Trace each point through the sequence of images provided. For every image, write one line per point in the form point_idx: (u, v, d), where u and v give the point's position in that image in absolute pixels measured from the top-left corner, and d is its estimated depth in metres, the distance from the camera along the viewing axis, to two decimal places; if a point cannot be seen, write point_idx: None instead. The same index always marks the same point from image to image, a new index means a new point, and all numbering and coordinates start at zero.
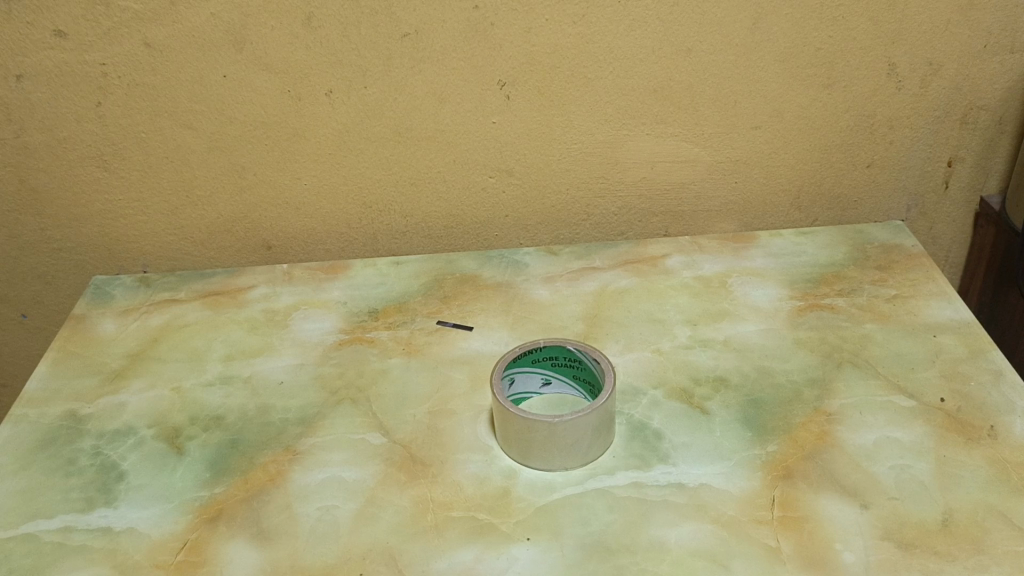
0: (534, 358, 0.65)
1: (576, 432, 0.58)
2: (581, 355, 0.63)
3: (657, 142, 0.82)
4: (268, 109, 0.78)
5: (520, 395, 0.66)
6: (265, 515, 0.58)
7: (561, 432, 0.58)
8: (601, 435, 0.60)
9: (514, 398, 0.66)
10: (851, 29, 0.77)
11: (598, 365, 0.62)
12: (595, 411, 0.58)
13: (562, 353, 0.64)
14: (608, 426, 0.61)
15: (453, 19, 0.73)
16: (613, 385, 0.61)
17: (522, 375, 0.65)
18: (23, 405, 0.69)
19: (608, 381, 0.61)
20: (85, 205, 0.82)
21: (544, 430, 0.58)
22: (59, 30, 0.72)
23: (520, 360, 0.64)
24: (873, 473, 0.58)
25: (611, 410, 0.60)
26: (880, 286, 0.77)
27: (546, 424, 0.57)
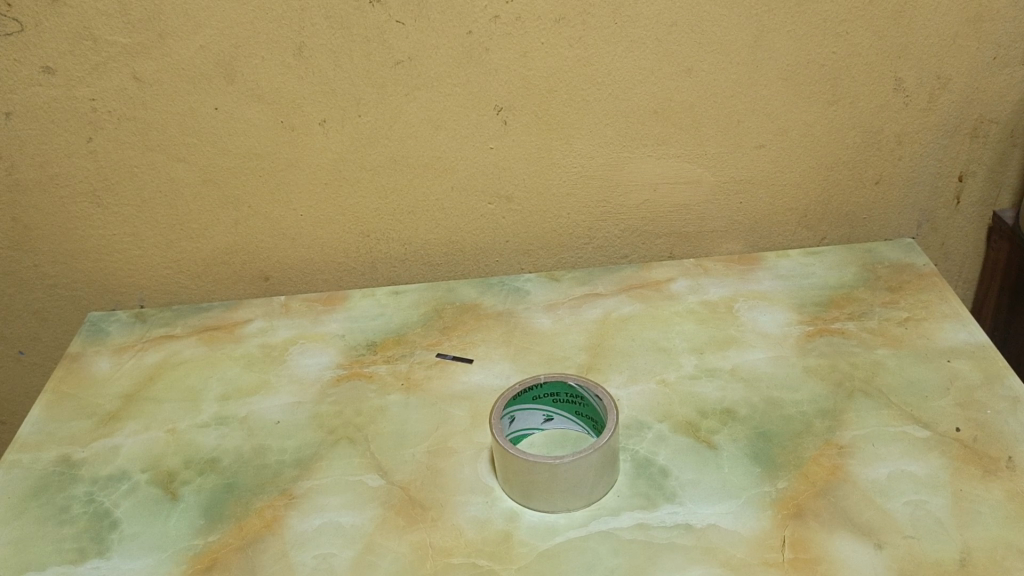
0: (535, 394, 0.63)
1: (578, 472, 0.56)
2: (584, 391, 0.62)
3: (659, 163, 0.80)
4: (261, 140, 0.76)
5: (519, 433, 0.64)
6: (259, 564, 0.57)
7: (564, 474, 0.56)
8: (605, 474, 0.58)
9: (514, 435, 0.64)
10: (856, 45, 0.75)
11: (600, 402, 0.60)
12: (598, 450, 0.56)
13: (563, 389, 0.63)
14: (613, 465, 0.59)
15: (447, 46, 0.72)
16: (616, 422, 0.59)
17: (523, 411, 0.64)
18: (17, 450, 0.68)
19: (612, 417, 0.59)
20: (79, 241, 0.81)
21: (545, 471, 0.56)
22: (47, 67, 0.71)
23: (521, 397, 0.62)
24: (888, 510, 0.56)
25: (615, 447, 0.59)
26: (891, 308, 0.74)
27: (547, 466, 0.55)
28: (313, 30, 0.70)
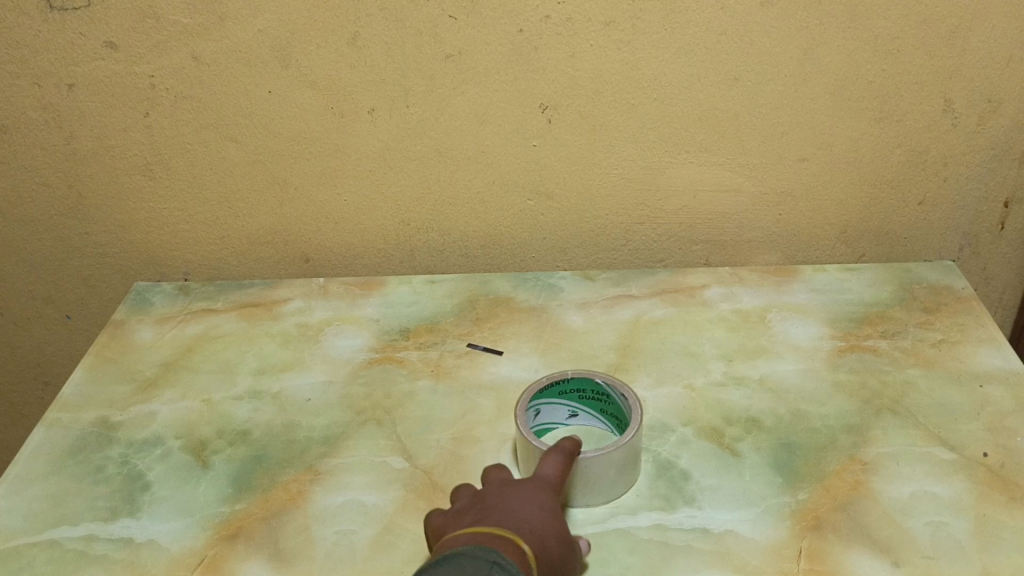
0: (562, 390, 0.64)
1: (598, 469, 0.57)
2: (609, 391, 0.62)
3: (701, 170, 0.80)
4: (311, 125, 0.78)
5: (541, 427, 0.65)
6: (282, 535, 0.58)
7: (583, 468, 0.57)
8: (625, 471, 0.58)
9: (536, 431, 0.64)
10: (906, 63, 0.74)
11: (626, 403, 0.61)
12: (620, 448, 0.57)
13: (587, 386, 0.63)
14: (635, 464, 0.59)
15: (497, 42, 0.73)
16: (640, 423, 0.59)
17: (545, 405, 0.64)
18: (58, 410, 0.71)
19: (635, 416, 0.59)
20: (130, 213, 0.84)
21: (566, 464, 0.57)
22: (110, 42, 0.73)
23: (547, 391, 0.63)
24: (907, 529, 0.56)
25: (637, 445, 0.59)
26: (926, 329, 0.74)
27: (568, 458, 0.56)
28: (368, 20, 0.72)
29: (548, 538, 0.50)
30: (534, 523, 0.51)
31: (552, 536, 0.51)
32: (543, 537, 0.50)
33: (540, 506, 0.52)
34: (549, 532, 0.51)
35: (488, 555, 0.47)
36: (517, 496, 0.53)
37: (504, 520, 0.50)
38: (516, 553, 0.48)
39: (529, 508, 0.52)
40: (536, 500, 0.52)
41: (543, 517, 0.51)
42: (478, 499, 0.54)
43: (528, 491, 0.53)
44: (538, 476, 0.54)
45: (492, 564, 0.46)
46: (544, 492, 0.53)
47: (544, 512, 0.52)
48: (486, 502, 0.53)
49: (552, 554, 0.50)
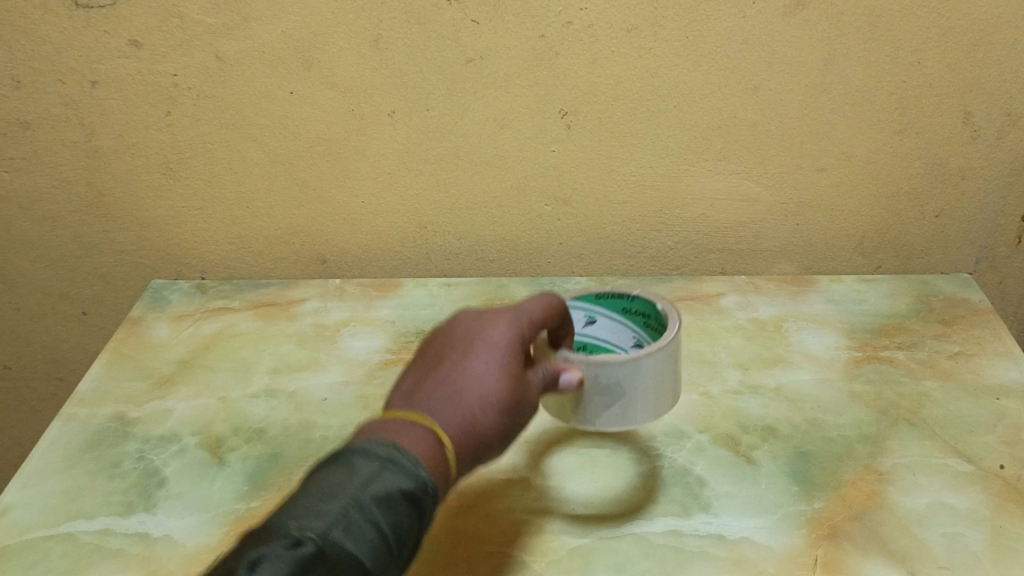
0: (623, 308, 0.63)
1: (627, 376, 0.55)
2: (645, 304, 0.61)
3: (718, 178, 0.81)
4: (331, 126, 0.78)
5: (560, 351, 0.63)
6: None
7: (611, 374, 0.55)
8: (625, 394, 0.56)
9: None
10: (926, 75, 0.74)
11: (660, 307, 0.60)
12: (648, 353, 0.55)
13: (625, 310, 0.63)
14: (644, 393, 0.56)
15: (519, 47, 0.73)
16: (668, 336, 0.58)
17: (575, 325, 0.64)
18: (74, 404, 0.71)
19: (663, 344, 0.56)
20: (149, 211, 0.84)
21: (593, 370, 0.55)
22: (135, 40, 0.74)
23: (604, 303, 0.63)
24: (923, 539, 0.56)
25: (653, 374, 0.56)
26: (942, 341, 0.75)
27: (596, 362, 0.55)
28: (391, 23, 0.72)
29: (480, 410, 0.47)
30: (469, 393, 0.48)
31: (488, 406, 0.48)
32: (472, 411, 0.47)
33: (488, 370, 0.49)
34: (482, 409, 0.47)
35: (389, 443, 0.44)
36: (471, 360, 0.50)
37: (433, 394, 0.48)
38: (431, 443, 0.45)
39: (472, 373, 0.49)
40: (486, 367, 0.49)
41: (483, 384, 0.48)
42: (435, 354, 0.51)
43: (485, 356, 0.50)
44: (502, 335, 0.51)
45: (387, 459, 0.43)
46: (506, 360, 0.50)
47: (491, 375, 0.49)
48: (438, 360, 0.50)
49: (481, 428, 0.47)
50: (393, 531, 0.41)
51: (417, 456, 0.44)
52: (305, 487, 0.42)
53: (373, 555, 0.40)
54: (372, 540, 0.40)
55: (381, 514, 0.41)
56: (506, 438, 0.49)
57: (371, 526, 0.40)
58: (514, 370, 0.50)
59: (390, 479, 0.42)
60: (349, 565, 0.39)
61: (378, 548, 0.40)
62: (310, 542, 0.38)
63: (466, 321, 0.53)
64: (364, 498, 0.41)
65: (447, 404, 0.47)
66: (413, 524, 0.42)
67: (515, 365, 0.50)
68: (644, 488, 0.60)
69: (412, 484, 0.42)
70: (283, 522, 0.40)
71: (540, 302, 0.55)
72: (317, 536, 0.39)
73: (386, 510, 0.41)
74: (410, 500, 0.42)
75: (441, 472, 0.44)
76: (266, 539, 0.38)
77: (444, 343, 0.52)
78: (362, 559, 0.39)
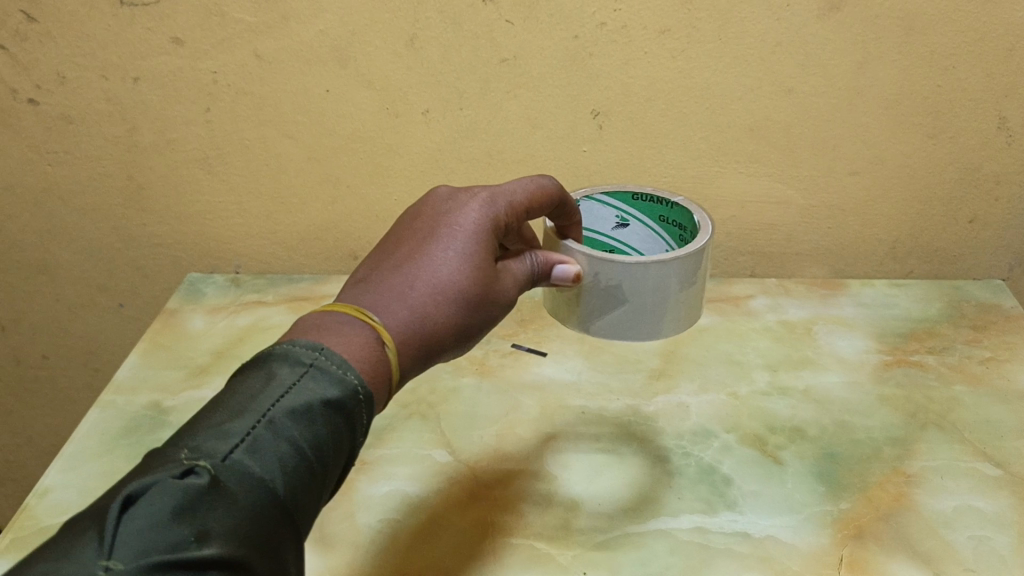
0: (659, 212, 0.63)
1: (625, 284, 0.55)
2: (681, 214, 0.62)
3: (750, 180, 0.81)
4: (366, 124, 0.79)
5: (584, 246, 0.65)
6: (327, 521, 0.59)
7: (607, 279, 0.55)
8: (622, 301, 0.56)
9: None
10: (962, 80, 0.74)
11: (694, 217, 0.60)
12: (649, 264, 0.54)
13: (661, 216, 0.63)
14: (644, 304, 0.56)
15: (553, 47, 0.74)
16: (692, 250, 0.55)
17: (607, 223, 0.65)
18: (112, 392, 0.74)
19: (672, 260, 0.54)
20: (186, 205, 0.86)
21: (592, 271, 0.55)
22: (177, 37, 0.75)
23: (640, 205, 0.63)
24: (950, 542, 0.55)
25: (656, 285, 0.55)
26: (974, 346, 0.75)
27: (594, 263, 0.55)
28: (427, 22, 0.73)
29: (432, 305, 0.48)
30: (423, 287, 0.49)
31: (439, 299, 0.48)
32: (424, 305, 0.48)
33: (446, 260, 0.50)
34: (433, 303, 0.48)
35: (315, 346, 0.43)
36: (432, 249, 0.50)
37: (388, 284, 0.49)
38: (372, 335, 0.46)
39: (430, 266, 0.49)
40: (447, 257, 0.50)
41: (439, 275, 0.49)
42: (404, 239, 0.52)
43: (446, 244, 0.50)
44: (470, 225, 0.51)
45: (309, 365, 0.43)
46: (469, 247, 0.50)
47: (449, 269, 0.49)
48: (404, 247, 0.52)
49: (432, 322, 0.48)
50: (309, 444, 0.40)
51: (349, 357, 0.44)
52: (211, 411, 0.41)
53: (286, 469, 0.39)
54: (284, 455, 0.39)
55: (293, 428, 0.40)
56: (464, 331, 0.50)
57: (284, 440, 0.39)
58: (476, 263, 0.50)
59: (306, 390, 0.42)
60: (260, 477, 0.38)
61: (291, 461, 0.39)
62: (212, 465, 0.37)
63: (440, 204, 0.54)
64: (275, 412, 0.40)
65: (399, 296, 0.48)
66: (332, 437, 0.42)
67: (478, 257, 0.50)
68: (669, 485, 0.61)
69: (333, 391, 0.42)
70: (184, 447, 0.38)
71: (527, 190, 0.54)
72: (222, 454, 0.37)
73: (300, 422, 0.40)
74: (329, 409, 0.42)
75: (379, 370, 0.45)
76: (159, 466, 0.37)
77: (417, 228, 0.53)
78: (275, 474, 0.38)
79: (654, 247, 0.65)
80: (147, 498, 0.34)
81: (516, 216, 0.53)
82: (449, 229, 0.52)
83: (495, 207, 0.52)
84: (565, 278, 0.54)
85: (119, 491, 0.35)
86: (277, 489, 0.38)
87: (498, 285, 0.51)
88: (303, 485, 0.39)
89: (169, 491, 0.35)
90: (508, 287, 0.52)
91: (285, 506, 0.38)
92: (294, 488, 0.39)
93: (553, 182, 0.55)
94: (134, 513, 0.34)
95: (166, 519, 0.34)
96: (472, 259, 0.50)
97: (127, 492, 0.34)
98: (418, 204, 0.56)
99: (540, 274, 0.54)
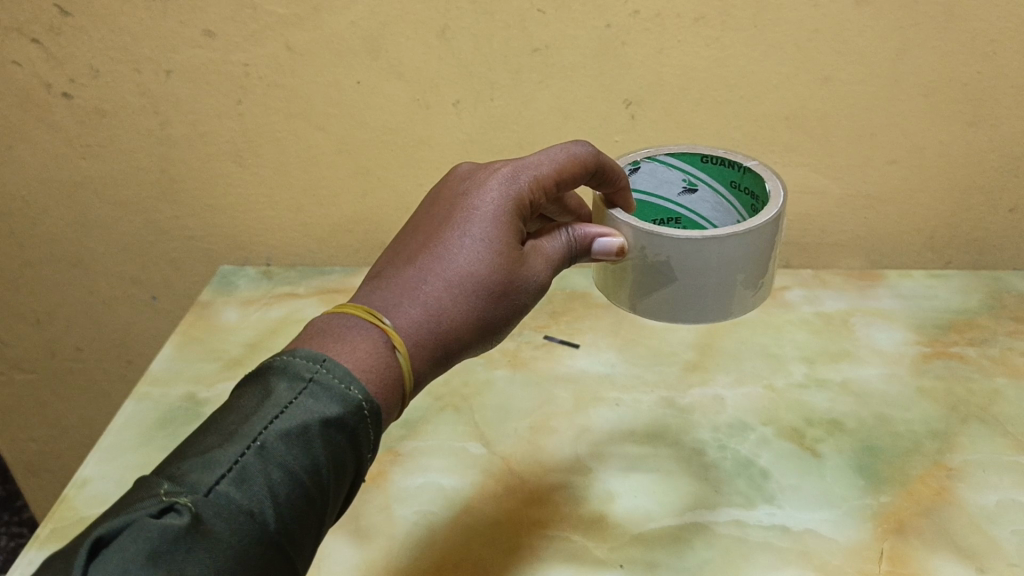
0: (732, 177, 0.58)
1: (679, 260, 0.51)
2: (754, 179, 0.57)
3: (785, 170, 0.80)
4: (397, 116, 0.79)
5: (649, 212, 0.62)
6: (363, 512, 0.59)
7: (659, 253, 0.52)
8: (673, 278, 0.52)
9: (637, 196, 0.61)
10: (1004, 66, 0.72)
11: (766, 186, 0.55)
12: (705, 240, 0.50)
13: (732, 183, 0.59)
14: (699, 285, 0.52)
15: (586, 36, 0.73)
16: (755, 225, 0.51)
17: (674, 188, 0.61)
18: (149, 384, 0.75)
19: (726, 237, 0.50)
20: (218, 198, 0.86)
21: (643, 244, 0.52)
22: (208, 30, 0.74)
23: (711, 169, 0.59)
24: (994, 537, 0.55)
25: (710, 265, 0.51)
26: (1015, 338, 0.74)
27: (646, 235, 0.51)
28: (458, 13, 0.72)
29: (446, 301, 0.47)
30: (438, 281, 0.48)
31: (454, 294, 0.48)
32: (437, 303, 0.47)
33: (462, 249, 0.49)
34: (448, 297, 0.48)
35: (316, 358, 0.43)
36: (446, 239, 0.49)
37: (402, 278, 0.48)
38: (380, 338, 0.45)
39: (446, 257, 0.48)
40: (464, 247, 0.49)
41: (453, 268, 0.48)
42: (423, 225, 0.52)
43: (460, 234, 0.49)
44: (488, 208, 0.50)
45: (308, 381, 0.42)
46: (486, 234, 0.49)
47: (465, 259, 0.48)
48: (420, 236, 0.51)
49: (448, 319, 0.47)
50: (304, 468, 0.40)
51: (353, 368, 0.43)
52: (202, 435, 0.40)
53: (278, 498, 0.39)
54: (275, 482, 0.39)
55: (286, 453, 0.40)
56: (486, 324, 0.49)
57: (275, 467, 0.39)
58: (495, 250, 0.49)
59: (303, 410, 0.41)
60: (247, 509, 0.37)
61: (283, 489, 0.39)
62: (193, 501, 0.36)
63: (460, 185, 0.53)
64: (267, 437, 0.39)
65: (412, 293, 0.47)
66: (330, 459, 0.41)
67: (497, 243, 0.49)
68: (706, 479, 0.60)
69: (334, 408, 0.41)
70: (170, 478, 0.38)
71: (555, 160, 0.52)
72: (207, 487, 0.37)
73: (293, 446, 0.40)
74: (327, 429, 0.41)
75: (389, 376, 0.44)
76: (141, 501, 0.36)
77: (436, 213, 0.52)
78: (264, 504, 0.38)
79: (726, 215, 0.61)
80: (121, 541, 0.34)
81: (542, 189, 0.52)
82: (466, 214, 0.50)
83: (516, 184, 0.51)
84: (607, 252, 0.53)
85: (93, 531, 0.35)
86: (266, 521, 0.38)
87: (522, 271, 0.50)
88: (295, 513, 0.39)
89: (145, 532, 0.34)
90: (537, 270, 0.51)
91: (275, 537, 0.38)
92: (287, 517, 0.39)
93: (588, 147, 0.53)
94: (107, 559, 0.33)
95: (141, 563, 0.33)
96: (491, 246, 0.49)
97: (100, 534, 0.34)
98: (441, 185, 0.55)
99: (576, 252, 0.53)
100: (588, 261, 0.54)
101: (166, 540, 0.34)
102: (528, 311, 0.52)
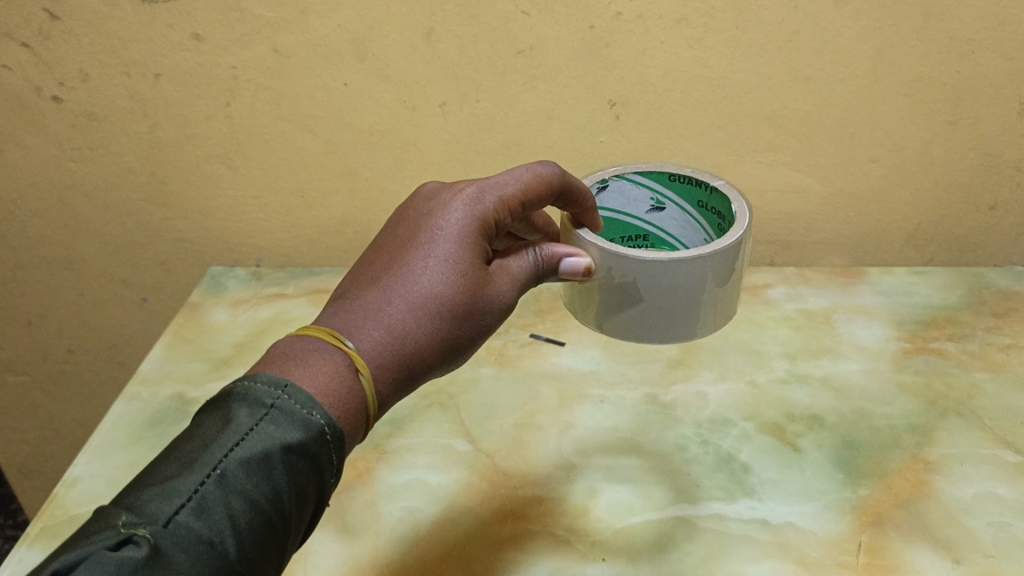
0: (700, 198, 0.60)
1: (646, 279, 0.52)
2: (722, 202, 0.58)
3: (767, 168, 0.81)
4: (384, 117, 0.80)
5: (616, 228, 0.63)
6: (350, 508, 0.60)
7: (627, 272, 0.53)
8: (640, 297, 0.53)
9: (606, 214, 0.61)
10: (982, 65, 0.73)
11: (733, 208, 0.56)
12: (671, 261, 0.51)
13: (700, 203, 0.60)
14: (666, 304, 0.54)
15: (570, 38, 0.74)
16: (720, 246, 0.52)
17: (642, 205, 0.62)
18: (138, 384, 0.75)
19: (691, 259, 0.51)
20: (207, 200, 0.87)
21: (612, 264, 0.53)
22: (196, 34, 0.75)
23: (679, 189, 0.60)
24: (970, 529, 0.55)
25: (676, 285, 0.52)
26: (994, 333, 0.75)
27: (614, 256, 0.52)
28: (444, 15, 0.73)
29: (410, 323, 0.48)
30: (402, 302, 0.48)
31: (418, 315, 0.48)
32: (401, 324, 0.48)
33: (426, 270, 0.49)
34: (412, 318, 0.48)
35: (278, 384, 0.43)
36: (411, 260, 0.50)
37: (366, 299, 0.48)
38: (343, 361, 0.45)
39: (411, 279, 0.49)
40: (428, 268, 0.49)
41: (417, 289, 0.49)
42: (388, 247, 0.52)
43: (424, 255, 0.50)
44: (453, 228, 0.50)
45: (270, 407, 0.42)
46: (451, 255, 0.50)
47: (430, 280, 0.49)
48: (385, 257, 0.51)
49: (411, 340, 0.48)
50: (265, 495, 0.41)
51: (314, 394, 0.43)
52: (162, 464, 0.41)
53: (238, 526, 0.39)
54: (235, 511, 0.39)
55: (247, 480, 0.40)
56: (451, 345, 0.50)
57: (235, 496, 0.40)
58: (460, 271, 0.49)
59: (264, 436, 0.41)
60: (207, 538, 0.38)
61: (243, 517, 0.39)
62: (152, 532, 0.37)
63: (425, 206, 0.53)
64: (227, 464, 0.40)
65: (376, 314, 0.48)
66: (292, 485, 0.42)
67: (461, 263, 0.49)
68: (686, 474, 0.61)
69: (295, 435, 0.42)
70: (128, 508, 0.38)
71: (521, 180, 0.53)
72: (166, 517, 0.37)
73: (253, 474, 0.40)
74: (289, 455, 0.42)
75: (351, 401, 0.45)
76: (99, 533, 0.37)
77: (400, 234, 0.52)
78: (224, 534, 0.38)
79: (694, 233, 0.62)
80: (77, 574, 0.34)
81: (507, 209, 0.52)
82: (430, 235, 0.51)
83: (481, 204, 0.52)
84: (575, 271, 0.53)
85: (49, 565, 0.35)
86: (226, 550, 0.38)
87: (487, 291, 0.51)
88: (256, 540, 0.40)
89: (101, 565, 0.34)
90: (502, 290, 0.52)
91: (235, 566, 0.38)
92: (247, 545, 0.39)
93: (553, 167, 0.53)
94: None
95: None
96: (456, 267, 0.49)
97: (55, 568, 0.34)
98: (405, 205, 0.55)
99: (543, 270, 0.54)
100: (555, 280, 0.55)
101: (124, 571, 0.34)
102: (494, 331, 0.53)
